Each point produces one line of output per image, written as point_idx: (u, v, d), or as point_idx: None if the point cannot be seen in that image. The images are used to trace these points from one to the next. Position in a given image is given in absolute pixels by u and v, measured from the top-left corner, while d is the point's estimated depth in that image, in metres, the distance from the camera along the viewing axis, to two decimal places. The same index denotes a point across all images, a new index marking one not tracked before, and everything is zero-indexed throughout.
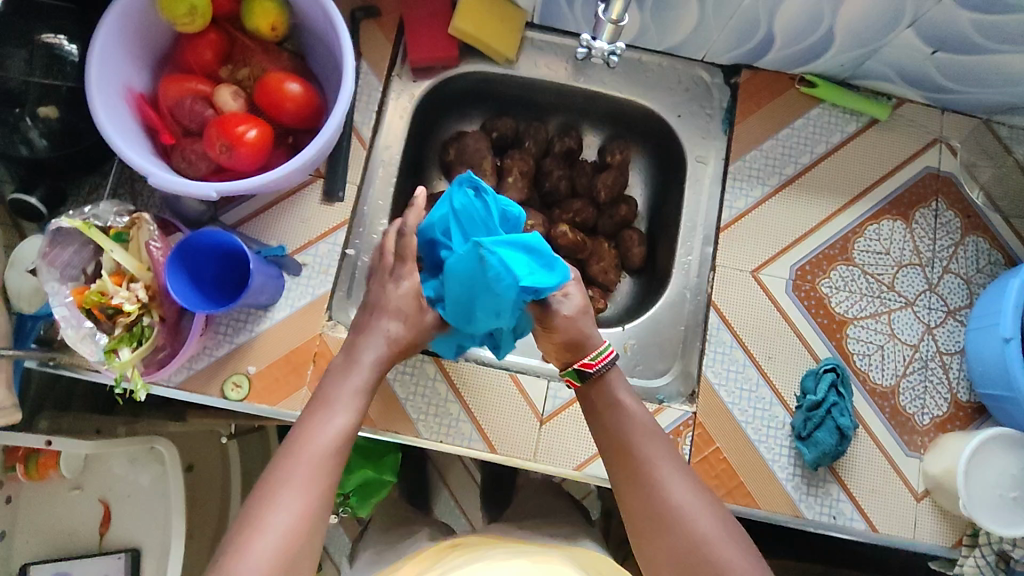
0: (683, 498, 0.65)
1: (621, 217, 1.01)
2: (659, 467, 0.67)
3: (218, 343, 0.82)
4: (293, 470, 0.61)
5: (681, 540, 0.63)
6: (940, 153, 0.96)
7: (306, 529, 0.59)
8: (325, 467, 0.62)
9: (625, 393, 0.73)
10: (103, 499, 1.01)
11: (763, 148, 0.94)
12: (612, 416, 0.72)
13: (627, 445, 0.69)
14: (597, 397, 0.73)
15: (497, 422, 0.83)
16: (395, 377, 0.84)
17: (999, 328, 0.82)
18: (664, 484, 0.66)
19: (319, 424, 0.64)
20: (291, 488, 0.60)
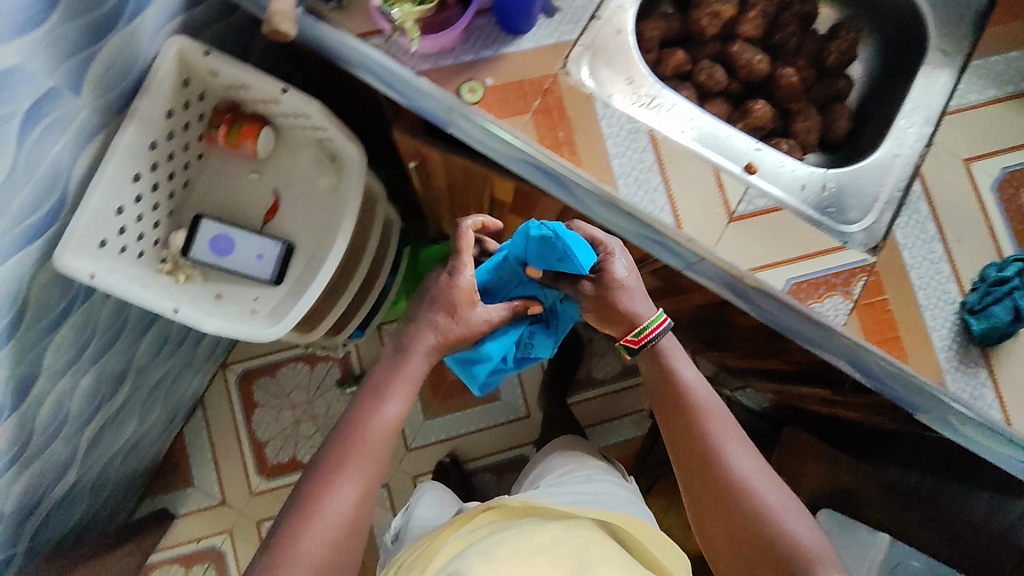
0: (747, 475, 0.80)
1: (837, 89, 1.03)
2: (726, 440, 0.82)
3: (466, 51, 0.88)
4: (349, 459, 0.78)
5: (749, 527, 0.78)
6: None
7: (348, 526, 0.74)
8: (377, 447, 0.80)
9: (688, 369, 0.88)
10: (276, 190, 1.09)
11: (1007, 56, 0.93)
12: (678, 397, 0.86)
13: (688, 431, 0.84)
14: (654, 370, 0.88)
15: (691, 206, 0.86)
16: (611, 134, 0.87)
17: None
18: (731, 466, 0.81)
19: (371, 417, 0.81)
20: (346, 477, 0.76)
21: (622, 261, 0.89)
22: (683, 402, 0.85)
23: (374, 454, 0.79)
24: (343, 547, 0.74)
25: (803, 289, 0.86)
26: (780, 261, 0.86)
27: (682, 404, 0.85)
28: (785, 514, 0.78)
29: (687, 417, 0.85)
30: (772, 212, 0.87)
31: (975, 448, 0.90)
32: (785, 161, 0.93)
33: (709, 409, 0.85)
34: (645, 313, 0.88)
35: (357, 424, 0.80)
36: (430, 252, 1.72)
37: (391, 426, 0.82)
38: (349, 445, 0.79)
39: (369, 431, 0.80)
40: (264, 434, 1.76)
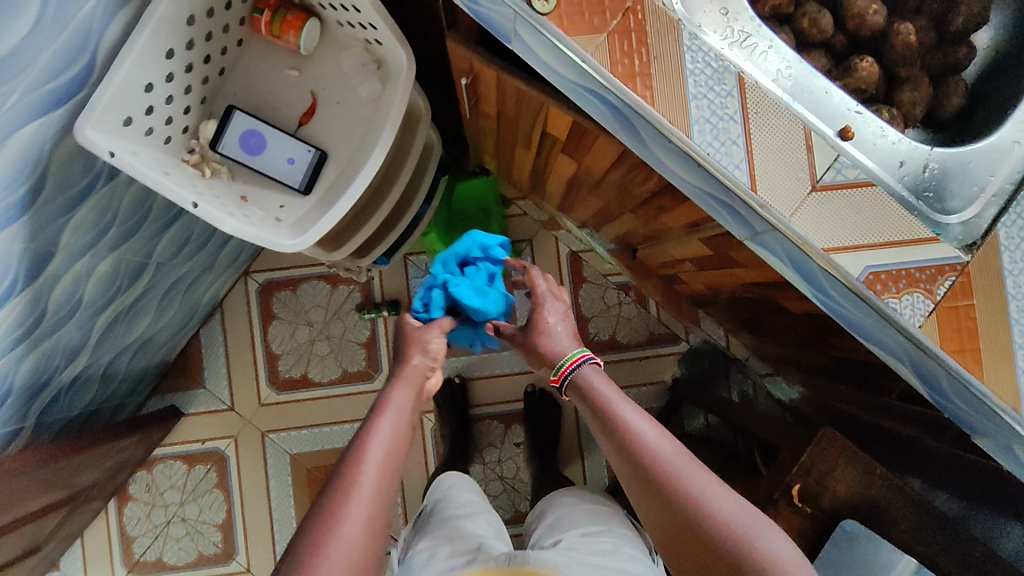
0: (656, 444, 0.77)
1: (955, 60, 0.90)
2: (676, 466, 0.75)
3: None
4: (358, 464, 0.70)
5: (673, 507, 0.74)
6: None
7: (377, 513, 0.68)
8: (382, 470, 0.71)
9: (598, 379, 0.88)
10: (314, 92, 1.02)
11: None
12: (595, 412, 0.84)
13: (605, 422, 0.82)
14: (580, 391, 0.88)
15: (771, 167, 0.76)
16: (693, 71, 0.76)
17: None
18: (636, 433, 0.78)
19: (375, 425, 0.75)
20: (355, 479, 0.69)
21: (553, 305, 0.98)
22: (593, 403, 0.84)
23: (382, 479, 0.70)
24: (368, 546, 0.66)
25: (881, 281, 0.76)
26: (860, 245, 0.76)
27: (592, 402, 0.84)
28: (700, 484, 0.74)
29: (602, 418, 0.83)
30: (862, 188, 0.76)
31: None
32: (886, 130, 0.80)
33: (649, 439, 0.78)
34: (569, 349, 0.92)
35: (354, 450, 0.71)
36: (470, 185, 1.69)
37: (387, 446, 0.73)
38: (364, 465, 0.70)
39: (369, 453, 0.71)
40: (279, 347, 1.75)
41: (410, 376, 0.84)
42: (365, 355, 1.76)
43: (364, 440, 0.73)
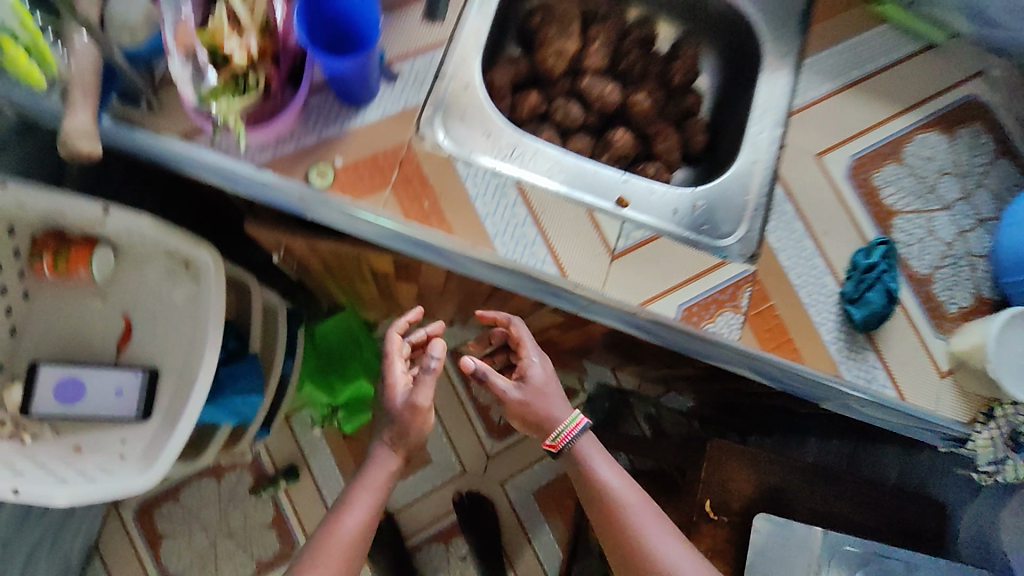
0: (619, 490, 0.97)
1: (688, 105, 1.06)
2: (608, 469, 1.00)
3: (305, 132, 0.80)
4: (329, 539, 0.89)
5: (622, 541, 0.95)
6: (984, 84, 1.03)
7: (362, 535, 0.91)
8: (349, 547, 0.89)
9: (603, 466, 1.00)
10: (126, 313, 0.98)
11: (833, 50, 0.99)
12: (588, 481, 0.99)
13: (602, 516, 0.98)
14: (580, 484, 1.01)
15: (571, 252, 0.85)
16: (478, 194, 0.84)
17: None
18: (598, 480, 0.98)
19: (345, 512, 0.92)
20: (358, 493, 0.94)
21: (516, 389, 1.03)
22: (598, 499, 0.98)
23: (350, 547, 0.89)
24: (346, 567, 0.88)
25: (695, 313, 0.86)
26: (667, 290, 0.86)
27: (597, 498, 0.98)
28: (655, 530, 0.94)
29: (602, 517, 0.98)
30: (651, 242, 0.87)
31: (875, 419, 0.96)
32: (652, 186, 0.92)
33: (628, 502, 0.97)
34: (557, 416, 1.02)
35: (325, 534, 0.90)
36: (329, 326, 1.61)
37: (345, 543, 0.89)
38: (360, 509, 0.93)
39: (332, 543, 0.89)
40: (177, 565, 1.59)
41: (381, 479, 0.96)
42: (277, 534, 1.63)
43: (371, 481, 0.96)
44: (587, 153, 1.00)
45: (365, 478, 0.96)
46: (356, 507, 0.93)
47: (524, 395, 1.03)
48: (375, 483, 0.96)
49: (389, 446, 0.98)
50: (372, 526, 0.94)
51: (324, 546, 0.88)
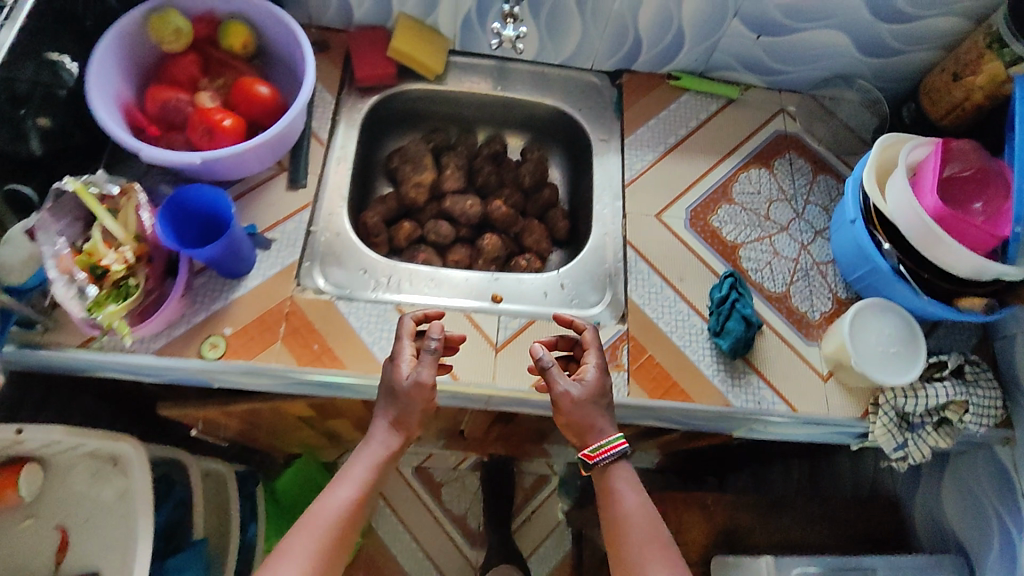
0: (629, 511, 0.82)
1: (545, 198, 1.19)
2: (617, 479, 0.85)
3: (195, 310, 0.90)
4: (297, 541, 0.77)
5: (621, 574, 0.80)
6: (785, 120, 1.19)
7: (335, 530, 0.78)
8: (328, 533, 0.78)
9: (630, 494, 0.84)
10: (60, 525, 1.00)
11: (649, 125, 1.15)
12: (604, 496, 0.85)
13: (619, 551, 0.81)
14: (599, 480, 0.86)
15: (457, 355, 0.93)
16: (362, 325, 0.93)
17: (847, 216, 0.96)
18: (618, 501, 0.83)
19: (325, 497, 0.80)
20: (343, 483, 0.82)
21: (578, 385, 0.84)
22: (613, 522, 0.83)
23: (330, 534, 0.78)
24: None
25: (583, 379, 0.94)
26: (552, 368, 0.94)
27: (612, 512, 0.83)
28: (664, 562, 0.79)
29: (615, 540, 0.82)
30: (528, 327, 0.96)
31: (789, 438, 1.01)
32: (522, 277, 1.03)
33: (633, 524, 0.81)
34: (597, 422, 0.84)
35: (306, 518, 0.79)
36: (287, 480, 1.61)
37: (329, 525, 0.78)
38: (340, 507, 0.80)
39: (315, 525, 0.78)
40: None
41: (377, 458, 0.84)
42: None
43: (361, 480, 0.82)
44: (467, 260, 1.12)
45: (355, 456, 0.85)
46: (348, 483, 0.82)
47: (581, 395, 0.83)
48: (371, 460, 0.84)
49: (393, 423, 0.85)
50: (362, 514, 0.82)
51: (302, 529, 0.78)
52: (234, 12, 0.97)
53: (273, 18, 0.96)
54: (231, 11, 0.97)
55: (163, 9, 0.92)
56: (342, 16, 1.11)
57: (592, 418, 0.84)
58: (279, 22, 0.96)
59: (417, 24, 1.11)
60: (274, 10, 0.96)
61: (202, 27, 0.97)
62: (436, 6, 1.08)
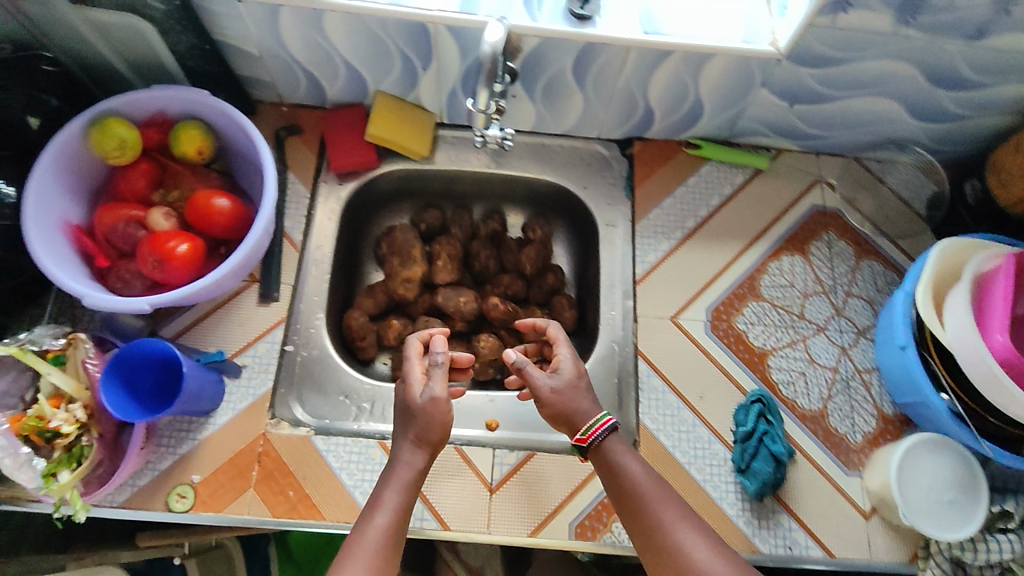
0: (639, 479, 0.74)
1: (550, 285, 1.07)
2: (618, 448, 0.77)
3: (161, 456, 0.83)
4: (358, 548, 0.65)
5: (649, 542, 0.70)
6: (823, 191, 1.04)
7: (388, 546, 0.67)
8: (376, 561, 0.65)
9: (630, 460, 0.76)
10: None
11: (663, 207, 1.02)
12: (608, 476, 0.76)
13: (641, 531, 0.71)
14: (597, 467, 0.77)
15: (447, 499, 0.84)
16: (341, 466, 0.85)
17: (895, 339, 0.84)
18: (622, 474, 0.75)
19: (365, 527, 0.68)
20: (385, 504, 0.70)
21: (554, 379, 0.81)
22: (630, 498, 0.73)
23: (377, 562, 0.65)
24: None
25: (590, 525, 0.84)
26: (554, 512, 0.84)
27: (622, 486, 0.74)
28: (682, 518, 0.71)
29: (631, 519, 0.72)
30: (526, 463, 0.87)
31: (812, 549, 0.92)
32: (519, 395, 0.93)
33: (646, 496, 0.73)
34: (584, 409, 0.79)
35: (347, 548, 0.65)
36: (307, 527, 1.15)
37: (375, 553, 0.65)
38: (387, 533, 0.67)
39: (359, 553, 0.65)
40: None
41: (408, 481, 0.72)
42: None
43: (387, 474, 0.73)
44: None
45: (385, 479, 0.73)
46: (385, 506, 0.70)
47: (559, 386, 0.80)
48: (401, 480, 0.72)
49: (417, 441, 0.74)
50: (403, 542, 0.69)
51: (345, 561, 0.64)
52: (187, 113, 0.88)
53: (232, 121, 0.87)
54: (184, 111, 0.88)
55: (104, 118, 0.83)
56: (315, 94, 1.00)
57: (576, 404, 0.79)
58: (238, 124, 0.86)
59: (398, 102, 0.99)
60: (230, 111, 0.85)
61: (153, 132, 0.87)
62: (417, 84, 0.96)
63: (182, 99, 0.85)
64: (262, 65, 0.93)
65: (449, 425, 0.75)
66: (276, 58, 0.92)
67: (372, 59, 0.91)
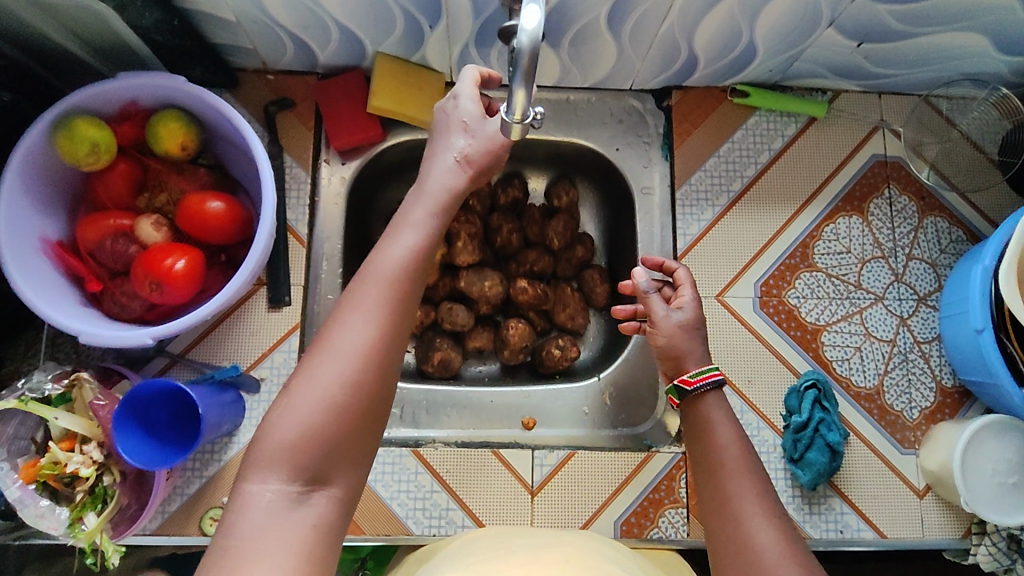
0: (726, 443, 0.67)
1: (580, 258, 0.98)
2: (714, 409, 0.71)
3: (188, 480, 0.81)
4: (365, 291, 0.61)
5: (716, 502, 0.64)
6: (885, 138, 0.93)
7: (404, 272, 0.62)
8: (389, 289, 0.61)
9: (725, 424, 0.69)
10: None
11: (706, 168, 0.92)
12: (697, 438, 0.70)
13: (713, 502, 0.64)
14: (692, 420, 0.71)
15: (488, 503, 0.82)
16: (377, 477, 0.82)
17: (970, 320, 0.76)
18: (710, 434, 0.69)
19: (385, 248, 0.64)
20: (408, 226, 0.66)
21: (674, 317, 0.76)
22: (708, 457, 0.67)
23: (391, 291, 0.61)
24: (384, 331, 0.60)
25: (636, 522, 0.82)
26: (599, 510, 0.82)
27: (706, 442, 0.68)
28: (758, 500, 0.62)
29: (707, 484, 0.66)
30: (567, 462, 0.83)
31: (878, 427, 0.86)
32: (555, 388, 0.89)
33: (728, 462, 0.66)
34: (692, 354, 0.74)
35: (360, 275, 0.61)
36: None
37: (388, 280, 0.62)
38: (396, 279, 0.62)
39: (374, 287, 0.61)
40: None
41: (430, 213, 0.67)
42: None
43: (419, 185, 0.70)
44: (492, 344, 0.97)
45: (417, 204, 0.68)
46: (403, 240, 0.65)
47: (680, 324, 0.75)
48: (423, 214, 0.67)
49: (462, 163, 0.71)
50: (427, 270, 0.64)
51: (361, 291, 0.61)
52: (164, 102, 0.76)
53: (215, 109, 0.75)
54: (159, 98, 0.76)
55: (68, 118, 0.71)
56: (304, 60, 0.86)
57: (677, 350, 0.75)
58: (223, 112, 0.75)
59: (402, 63, 0.86)
60: (211, 98, 0.74)
61: (127, 128, 0.76)
62: (423, 44, 0.82)
63: (156, 87, 0.74)
64: (239, 32, 0.79)
65: (495, 164, 0.73)
66: (256, 25, 0.78)
67: (368, 20, 0.77)
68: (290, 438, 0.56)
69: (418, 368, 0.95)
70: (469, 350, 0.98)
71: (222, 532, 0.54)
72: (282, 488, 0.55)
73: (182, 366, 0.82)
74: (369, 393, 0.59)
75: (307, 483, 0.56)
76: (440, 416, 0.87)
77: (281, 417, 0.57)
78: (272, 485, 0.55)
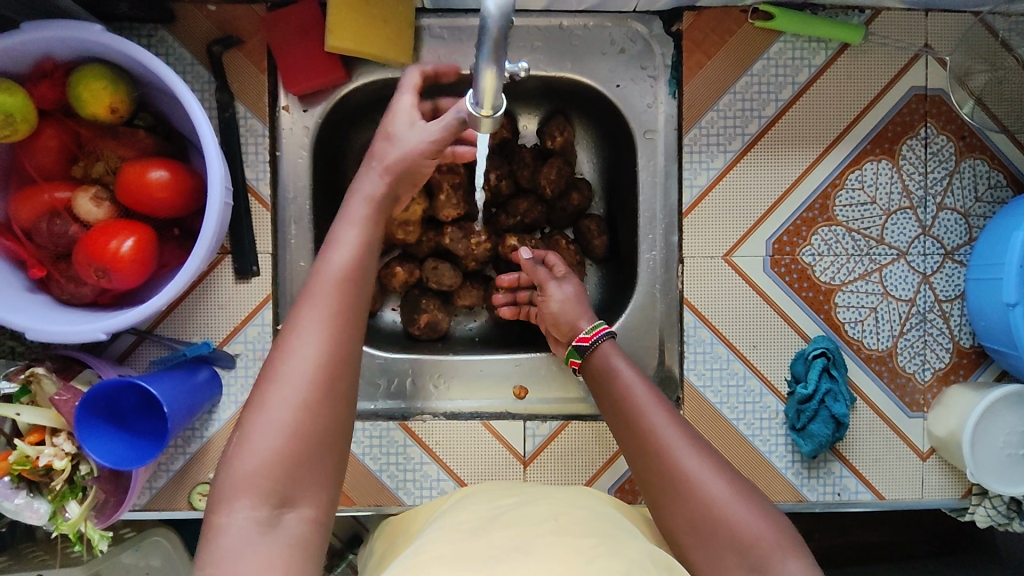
0: (629, 381, 0.69)
1: (575, 206, 0.89)
2: (610, 352, 0.72)
3: (172, 456, 0.77)
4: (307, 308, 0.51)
5: (637, 445, 0.64)
6: (928, 66, 0.81)
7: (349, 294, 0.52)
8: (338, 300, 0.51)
9: (625, 367, 0.70)
10: None
11: (720, 108, 0.80)
12: (606, 388, 0.70)
13: (639, 451, 0.64)
14: (595, 373, 0.72)
15: (478, 470, 0.80)
16: (364, 451, 0.80)
17: (1001, 293, 0.73)
18: (613, 377, 0.70)
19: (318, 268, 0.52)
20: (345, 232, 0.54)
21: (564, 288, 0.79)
22: (616, 403, 0.68)
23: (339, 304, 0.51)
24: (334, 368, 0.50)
25: (630, 488, 0.81)
26: (595, 476, 0.80)
27: (614, 392, 0.69)
28: (678, 429, 0.64)
29: (628, 437, 0.65)
30: (561, 432, 0.81)
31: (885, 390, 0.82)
32: (546, 355, 0.85)
33: (636, 400, 0.66)
34: (583, 316, 0.77)
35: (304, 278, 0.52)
36: None
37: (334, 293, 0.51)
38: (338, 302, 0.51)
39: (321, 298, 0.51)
40: None
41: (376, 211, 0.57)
42: None
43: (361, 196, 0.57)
44: (481, 302, 0.91)
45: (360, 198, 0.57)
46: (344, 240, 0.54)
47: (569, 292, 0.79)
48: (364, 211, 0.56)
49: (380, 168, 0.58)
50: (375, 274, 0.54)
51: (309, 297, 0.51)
52: (84, 55, 0.68)
53: (142, 64, 0.66)
54: (76, 51, 0.67)
55: None
56: None
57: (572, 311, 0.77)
58: (150, 66, 0.65)
59: None
60: (138, 52, 0.65)
61: (44, 89, 0.67)
62: None
63: (71, 39, 0.65)
64: None
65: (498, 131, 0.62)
66: None
67: None
68: (250, 468, 0.46)
69: (404, 330, 0.90)
70: (458, 307, 0.92)
71: (197, 569, 0.45)
72: (252, 519, 0.46)
73: (150, 342, 0.77)
74: (329, 432, 0.49)
75: (281, 499, 0.47)
76: (428, 386, 0.84)
77: (237, 450, 0.47)
78: (240, 513, 0.46)
